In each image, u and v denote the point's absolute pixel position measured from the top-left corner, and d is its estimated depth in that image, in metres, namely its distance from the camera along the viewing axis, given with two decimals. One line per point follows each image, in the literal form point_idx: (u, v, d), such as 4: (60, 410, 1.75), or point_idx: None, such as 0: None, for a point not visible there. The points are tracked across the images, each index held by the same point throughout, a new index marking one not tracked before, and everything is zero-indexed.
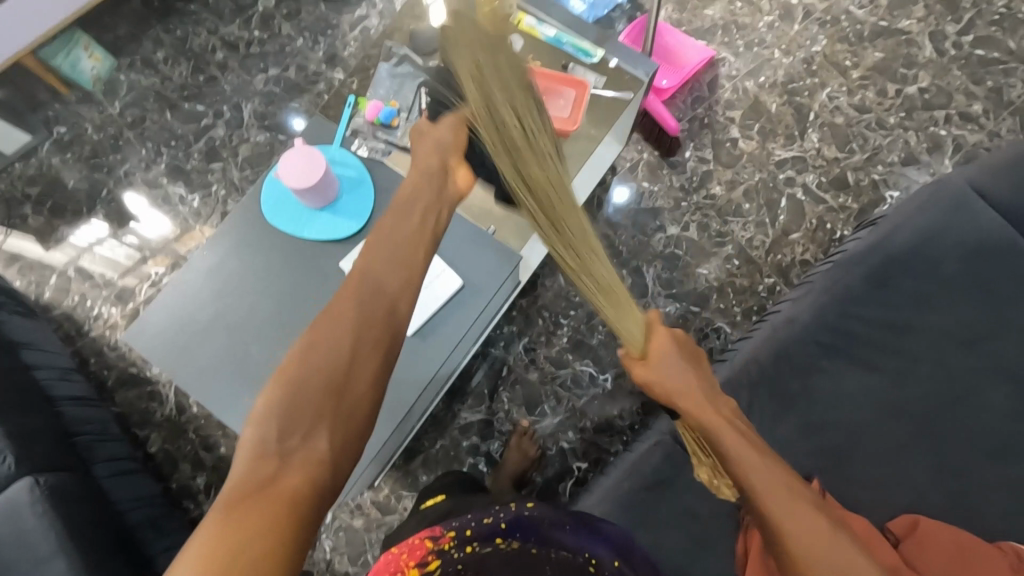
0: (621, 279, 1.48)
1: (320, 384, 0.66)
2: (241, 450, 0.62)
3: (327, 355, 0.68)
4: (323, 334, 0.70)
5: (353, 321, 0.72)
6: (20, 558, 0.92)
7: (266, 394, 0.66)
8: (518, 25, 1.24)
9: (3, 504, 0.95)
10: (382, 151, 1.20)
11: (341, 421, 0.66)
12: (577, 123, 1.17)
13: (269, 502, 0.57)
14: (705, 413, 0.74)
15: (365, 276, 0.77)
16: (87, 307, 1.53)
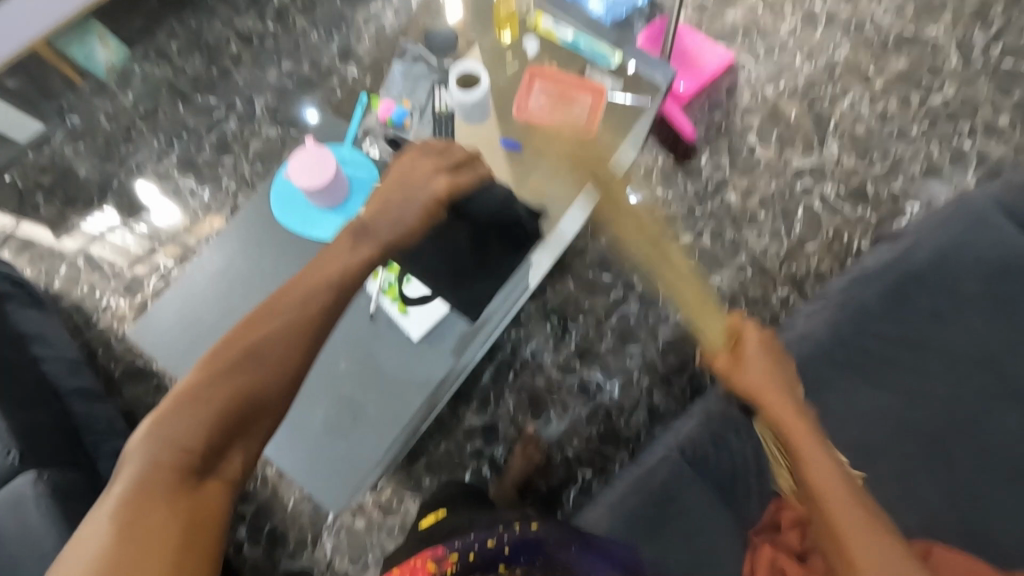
0: (631, 285, 1.46)
1: (250, 398, 0.65)
2: (146, 448, 0.59)
3: (263, 370, 0.67)
4: (259, 348, 0.68)
5: (299, 339, 0.70)
6: (24, 552, 0.93)
7: (182, 393, 0.63)
8: (535, 27, 1.22)
9: (8, 496, 0.97)
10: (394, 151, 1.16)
11: (258, 437, 0.67)
12: (593, 130, 1.16)
13: (179, 512, 0.56)
14: (782, 405, 0.81)
15: (321, 295, 0.74)
16: (96, 298, 1.53)
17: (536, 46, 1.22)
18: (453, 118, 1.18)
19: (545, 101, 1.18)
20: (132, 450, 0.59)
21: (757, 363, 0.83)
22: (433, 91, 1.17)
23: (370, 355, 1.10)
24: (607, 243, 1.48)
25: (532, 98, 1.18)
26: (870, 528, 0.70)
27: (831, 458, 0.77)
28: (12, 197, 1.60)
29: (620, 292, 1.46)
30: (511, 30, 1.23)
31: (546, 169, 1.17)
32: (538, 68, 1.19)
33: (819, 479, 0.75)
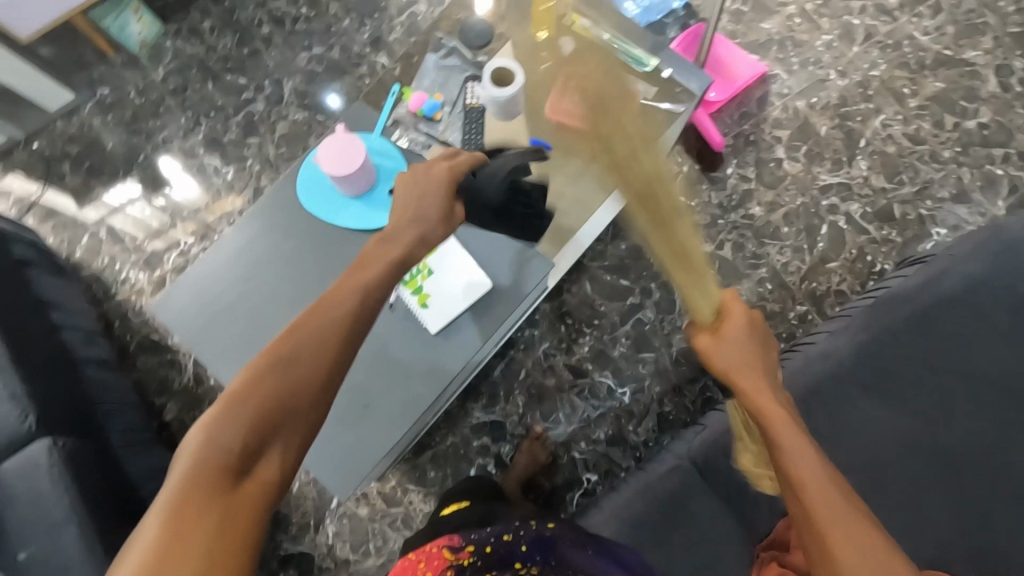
0: (649, 292, 1.45)
1: (286, 399, 0.68)
2: (193, 447, 0.62)
3: (297, 372, 0.69)
4: (295, 349, 0.70)
5: (331, 342, 0.73)
6: (34, 518, 0.94)
7: (227, 396, 0.66)
8: (570, 27, 1.20)
9: (20, 463, 0.96)
10: (423, 144, 1.18)
11: (296, 438, 0.68)
12: None
13: (221, 508, 0.59)
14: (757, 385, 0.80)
15: (347, 301, 0.76)
16: (116, 270, 1.54)
17: (572, 45, 1.20)
18: (483, 114, 1.17)
19: (579, 102, 1.14)
20: (181, 452, 0.63)
21: (737, 342, 0.81)
22: (465, 86, 1.20)
23: (386, 347, 1.10)
24: (627, 248, 1.48)
25: (566, 98, 1.14)
26: (855, 524, 0.70)
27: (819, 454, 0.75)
28: (39, 165, 1.62)
29: (636, 297, 1.45)
30: (546, 29, 1.19)
31: (568, 169, 1.19)
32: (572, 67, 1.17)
33: (803, 474, 0.74)
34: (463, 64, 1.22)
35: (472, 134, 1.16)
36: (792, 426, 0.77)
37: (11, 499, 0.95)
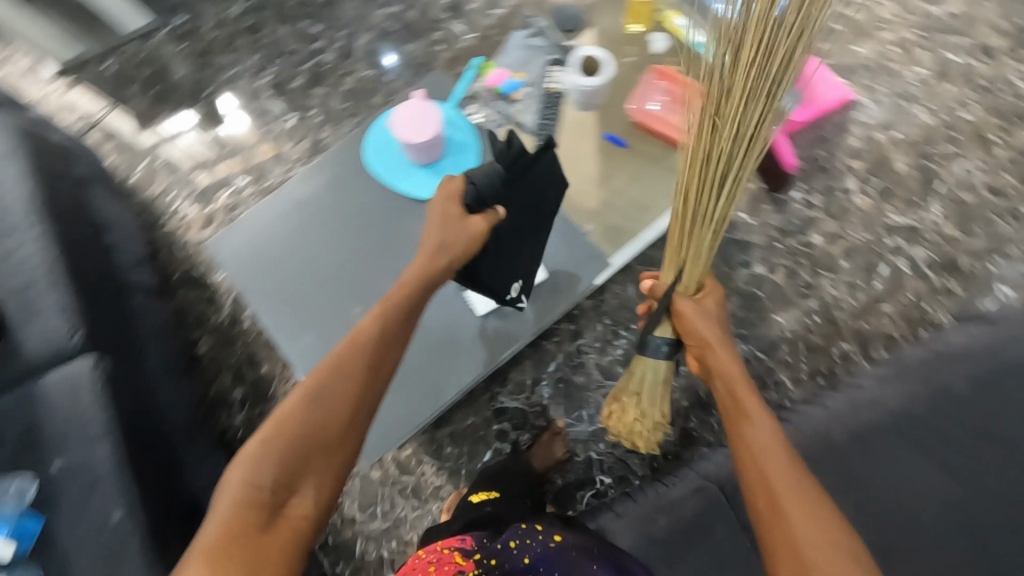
0: None
1: (312, 435, 0.75)
2: (234, 486, 0.70)
3: (325, 411, 0.76)
4: (324, 389, 0.77)
5: (356, 382, 0.79)
6: (71, 431, 0.97)
7: (263, 433, 0.74)
8: (664, 23, 1.19)
9: (64, 377, 0.98)
10: (497, 122, 1.15)
11: (324, 476, 0.75)
12: None
13: (255, 542, 0.66)
14: (726, 360, 0.89)
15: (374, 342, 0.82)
16: (168, 199, 1.55)
17: (664, 43, 1.20)
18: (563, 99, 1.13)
19: (666, 101, 1.16)
20: (223, 489, 0.71)
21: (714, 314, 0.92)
22: (547, 69, 1.15)
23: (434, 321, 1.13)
24: None
25: (653, 97, 1.17)
26: (806, 496, 0.74)
27: (780, 434, 0.81)
28: (108, 84, 1.63)
29: None
30: (641, 23, 1.20)
31: (630, 169, 1.18)
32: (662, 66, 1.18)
33: (755, 448, 0.79)
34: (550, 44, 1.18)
35: (548, 117, 1.12)
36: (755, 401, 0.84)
37: (52, 409, 0.97)
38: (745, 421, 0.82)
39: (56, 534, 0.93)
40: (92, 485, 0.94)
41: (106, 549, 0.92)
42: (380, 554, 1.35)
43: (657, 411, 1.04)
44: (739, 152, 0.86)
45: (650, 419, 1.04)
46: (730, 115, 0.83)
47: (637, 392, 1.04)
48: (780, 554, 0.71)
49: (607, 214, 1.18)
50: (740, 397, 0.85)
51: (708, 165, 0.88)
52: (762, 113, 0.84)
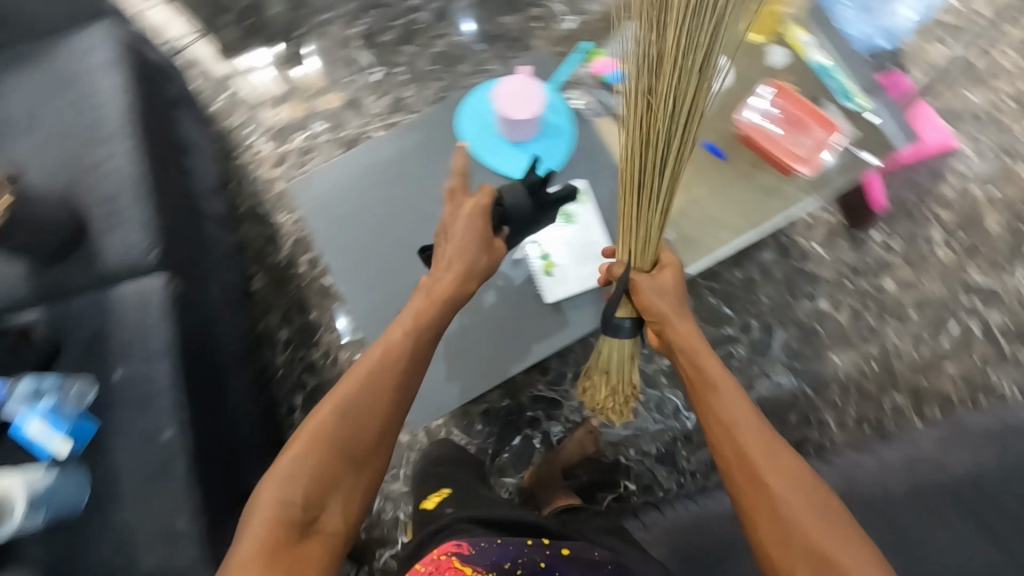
0: (748, 329, 1.40)
1: (341, 452, 0.77)
2: (268, 505, 0.71)
3: (354, 425, 0.78)
4: (355, 404, 0.79)
5: (384, 399, 0.81)
6: (136, 344, 0.99)
7: (295, 449, 0.76)
8: (787, 38, 1.17)
9: (136, 291, 1.00)
10: (596, 111, 1.17)
11: (354, 493, 0.77)
12: (813, 165, 1.12)
13: (290, 558, 0.68)
14: (686, 335, 0.89)
15: (401, 359, 0.84)
16: (245, 132, 1.56)
17: (784, 58, 1.17)
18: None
19: (775, 118, 1.13)
20: (257, 505, 0.72)
21: (671, 283, 0.92)
22: None
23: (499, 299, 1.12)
24: (741, 278, 1.42)
25: (763, 111, 1.14)
26: (781, 460, 0.76)
27: (746, 400, 0.83)
28: (205, 9, 1.64)
29: (734, 330, 1.40)
30: (764, 35, 1.17)
31: (716, 183, 1.15)
32: (780, 83, 1.16)
33: (723, 417, 0.82)
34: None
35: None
36: (718, 366, 0.87)
37: (121, 320, 1.00)
38: (712, 391, 0.84)
39: (109, 441, 0.96)
40: (149, 401, 0.97)
41: (154, 464, 0.95)
42: (396, 515, 1.37)
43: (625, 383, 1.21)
44: (680, 130, 0.82)
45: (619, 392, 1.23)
46: (663, 91, 0.78)
47: (607, 370, 1.20)
48: (761, 520, 0.73)
49: (688, 224, 1.14)
50: (705, 367, 0.87)
51: (647, 146, 0.83)
52: (694, 86, 0.78)
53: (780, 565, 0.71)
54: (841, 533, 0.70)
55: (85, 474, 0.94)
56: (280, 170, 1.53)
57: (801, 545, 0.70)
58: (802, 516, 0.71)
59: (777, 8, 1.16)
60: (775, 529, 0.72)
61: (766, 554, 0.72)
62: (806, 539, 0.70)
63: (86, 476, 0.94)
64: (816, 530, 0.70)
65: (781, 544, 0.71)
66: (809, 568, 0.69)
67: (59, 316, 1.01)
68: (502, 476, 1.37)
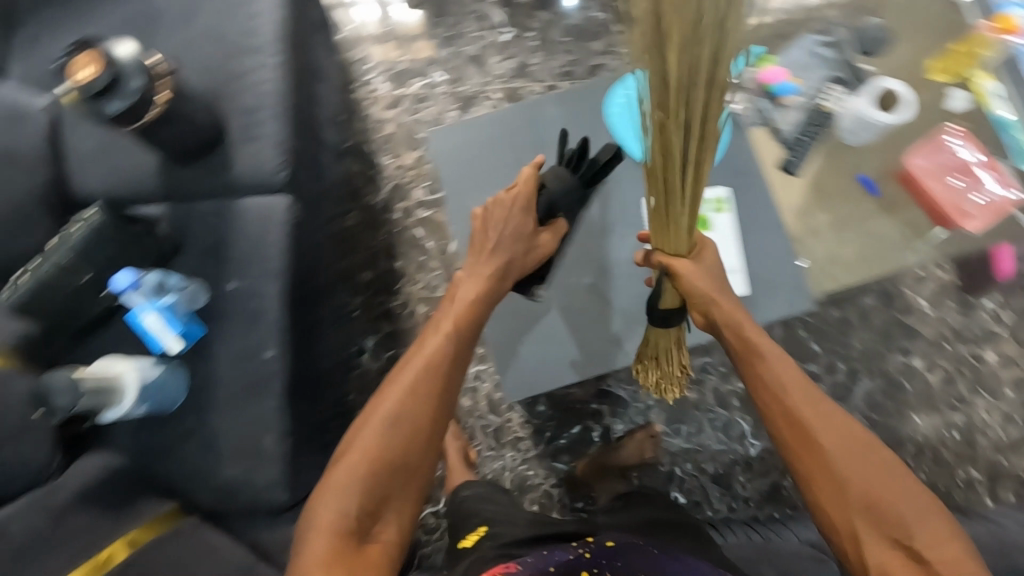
0: (833, 370, 1.36)
1: (393, 463, 0.79)
2: (328, 518, 0.74)
3: (403, 434, 0.81)
4: (402, 416, 0.82)
5: (427, 407, 0.83)
6: (253, 260, 0.99)
7: (346, 461, 0.79)
8: (973, 82, 1.10)
9: (261, 207, 1.00)
10: (755, 118, 1.12)
11: (406, 504, 0.79)
12: (973, 221, 1.08)
13: (353, 566, 0.70)
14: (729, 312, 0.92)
15: (441, 367, 0.87)
16: (364, 67, 1.54)
17: (965, 104, 1.11)
18: (833, 121, 1.10)
19: (943, 163, 1.09)
20: (315, 518, 0.74)
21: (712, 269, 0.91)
22: (829, 86, 1.09)
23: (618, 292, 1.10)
24: (837, 317, 1.38)
25: (931, 153, 1.09)
26: (831, 421, 0.81)
27: (792, 364, 0.88)
28: None
29: (818, 368, 1.36)
30: (950, 76, 1.11)
31: (843, 214, 1.12)
32: (954, 127, 1.10)
33: (773, 382, 0.86)
34: (843, 54, 1.11)
35: (809, 134, 1.10)
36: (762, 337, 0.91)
37: (242, 233, 1.00)
38: (760, 358, 0.88)
39: (214, 348, 0.97)
40: (257, 317, 0.97)
41: (253, 379, 0.96)
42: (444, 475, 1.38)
43: (676, 365, 1.06)
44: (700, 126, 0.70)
45: (670, 375, 1.08)
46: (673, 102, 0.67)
47: (655, 355, 1.07)
48: (818, 479, 0.78)
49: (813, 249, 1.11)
50: (750, 337, 0.91)
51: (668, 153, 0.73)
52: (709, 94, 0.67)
53: (839, 521, 0.75)
54: (891, 481, 0.75)
55: (182, 368, 0.95)
56: (393, 113, 1.51)
57: (858, 501, 0.75)
58: (852, 470, 0.77)
59: (975, 50, 1.09)
60: (830, 484, 0.77)
61: (821, 508, 0.77)
62: (861, 495, 0.75)
63: (183, 369, 0.96)
64: (871, 484, 0.75)
65: (839, 501, 0.76)
66: (865, 519, 0.74)
67: (183, 214, 1.01)
68: (554, 461, 1.38)
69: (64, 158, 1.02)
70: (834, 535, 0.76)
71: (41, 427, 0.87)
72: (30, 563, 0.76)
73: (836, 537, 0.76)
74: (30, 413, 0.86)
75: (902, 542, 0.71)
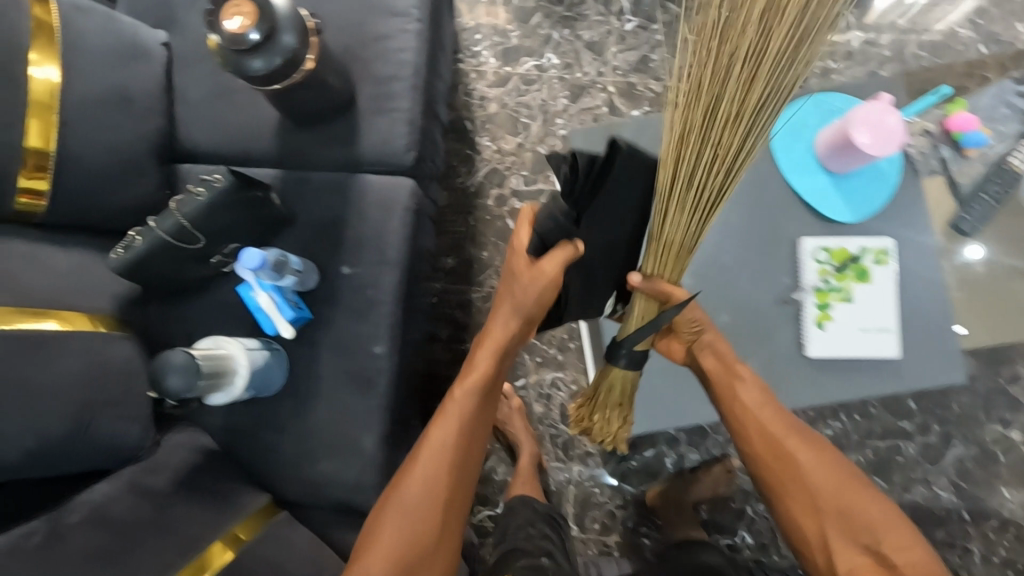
0: (925, 429, 1.30)
1: (416, 553, 0.71)
2: None
3: (421, 518, 0.72)
4: (416, 500, 0.73)
5: (441, 480, 0.74)
6: (370, 244, 0.91)
7: (366, 559, 0.71)
8: None
9: (385, 188, 0.92)
10: (934, 166, 1.00)
11: None
12: None
13: None
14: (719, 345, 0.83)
15: (445, 437, 0.76)
16: (473, 38, 1.43)
17: None
18: (1016, 184, 1.00)
19: None
20: None
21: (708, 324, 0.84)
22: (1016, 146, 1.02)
23: (750, 328, 0.91)
24: None
25: None
26: (804, 436, 0.77)
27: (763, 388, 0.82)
28: None
29: (910, 425, 1.31)
30: None
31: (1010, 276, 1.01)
32: None
33: (750, 404, 0.78)
34: None
35: (989, 194, 1.00)
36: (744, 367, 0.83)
37: (362, 213, 0.92)
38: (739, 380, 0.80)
39: (317, 334, 0.90)
40: (368, 307, 0.90)
41: (356, 373, 0.89)
42: (506, 479, 1.33)
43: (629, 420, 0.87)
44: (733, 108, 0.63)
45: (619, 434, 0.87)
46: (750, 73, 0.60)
47: (618, 402, 0.84)
48: (791, 493, 0.74)
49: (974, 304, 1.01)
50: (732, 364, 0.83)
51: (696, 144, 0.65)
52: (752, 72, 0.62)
53: (809, 532, 0.73)
54: (858, 488, 0.73)
55: (282, 351, 0.88)
56: (498, 92, 1.41)
57: (828, 505, 0.73)
58: (826, 482, 0.74)
59: None
60: (806, 499, 0.74)
61: (799, 528, 0.74)
62: (833, 501, 0.73)
63: (282, 351, 0.88)
64: (841, 493, 0.73)
65: (814, 518, 0.73)
66: (842, 529, 0.72)
67: (296, 183, 0.92)
68: (622, 483, 1.33)
69: (175, 103, 0.95)
70: (805, 546, 0.74)
71: (135, 396, 0.80)
72: (127, 559, 0.68)
73: (808, 550, 0.73)
74: (128, 383, 0.79)
75: (870, 548, 0.70)
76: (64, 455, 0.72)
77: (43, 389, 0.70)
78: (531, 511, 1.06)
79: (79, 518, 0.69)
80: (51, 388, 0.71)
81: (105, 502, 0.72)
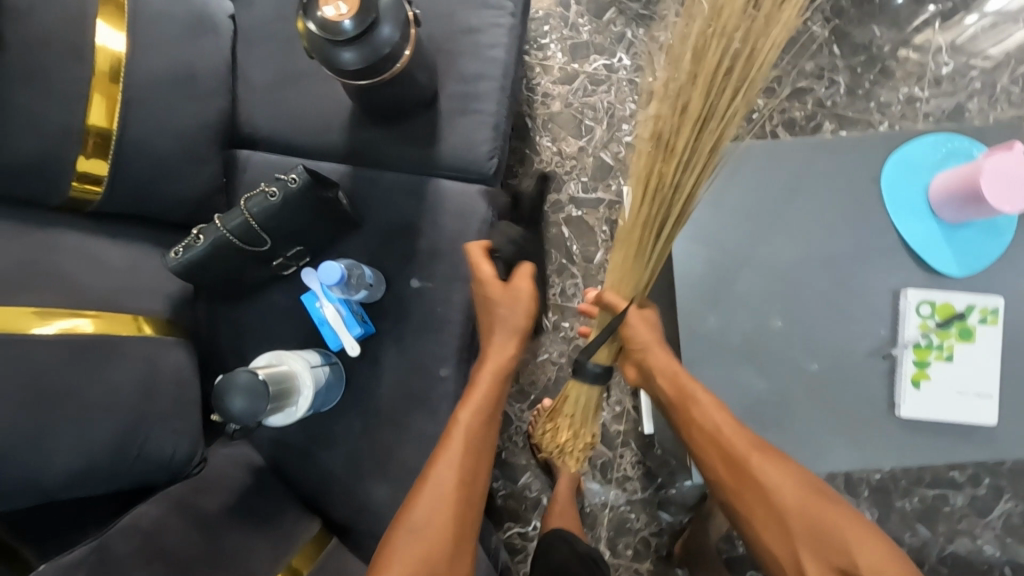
0: (975, 481, 1.27)
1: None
2: None
3: (427, 538, 0.63)
4: (421, 517, 0.64)
5: (446, 499, 0.64)
6: (442, 258, 0.84)
7: None
8: None
9: (463, 197, 0.85)
10: None
11: None
12: None
13: None
14: (666, 361, 0.76)
15: (449, 451, 0.67)
16: (541, 30, 1.34)
17: None
18: None
19: None
20: None
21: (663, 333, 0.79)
22: None
23: (842, 381, 0.86)
24: None
25: None
26: (765, 450, 0.70)
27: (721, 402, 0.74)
28: None
29: (960, 476, 1.27)
30: None
31: None
32: None
33: (706, 424, 0.72)
34: None
35: None
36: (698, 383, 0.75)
37: (436, 223, 0.84)
38: (693, 403, 0.73)
39: (380, 351, 0.83)
40: (436, 326, 0.83)
41: (420, 397, 0.82)
42: (540, 497, 1.26)
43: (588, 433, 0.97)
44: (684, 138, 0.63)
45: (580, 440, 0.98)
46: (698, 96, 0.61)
47: (570, 413, 0.96)
48: (757, 515, 0.68)
49: None
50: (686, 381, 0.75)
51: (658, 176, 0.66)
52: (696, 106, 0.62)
53: (782, 557, 0.66)
54: (826, 503, 0.66)
55: (342, 365, 0.82)
56: (562, 90, 1.33)
57: (800, 526, 0.66)
58: (793, 501, 0.66)
59: None
60: (773, 519, 0.67)
61: (768, 550, 0.67)
62: (803, 522, 0.66)
63: (340, 365, 0.82)
64: (809, 508, 0.66)
65: (787, 546, 0.66)
66: (815, 550, 0.64)
67: (366, 184, 0.85)
68: (659, 510, 1.27)
69: (239, 85, 0.86)
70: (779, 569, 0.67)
71: (185, 409, 0.73)
72: None
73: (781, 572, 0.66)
74: (180, 394, 0.73)
75: (844, 568, 0.63)
76: (108, 476, 0.65)
77: (96, 404, 0.63)
78: (568, 551, 0.94)
79: (131, 547, 0.62)
80: (103, 403, 0.64)
81: (156, 529, 0.65)
